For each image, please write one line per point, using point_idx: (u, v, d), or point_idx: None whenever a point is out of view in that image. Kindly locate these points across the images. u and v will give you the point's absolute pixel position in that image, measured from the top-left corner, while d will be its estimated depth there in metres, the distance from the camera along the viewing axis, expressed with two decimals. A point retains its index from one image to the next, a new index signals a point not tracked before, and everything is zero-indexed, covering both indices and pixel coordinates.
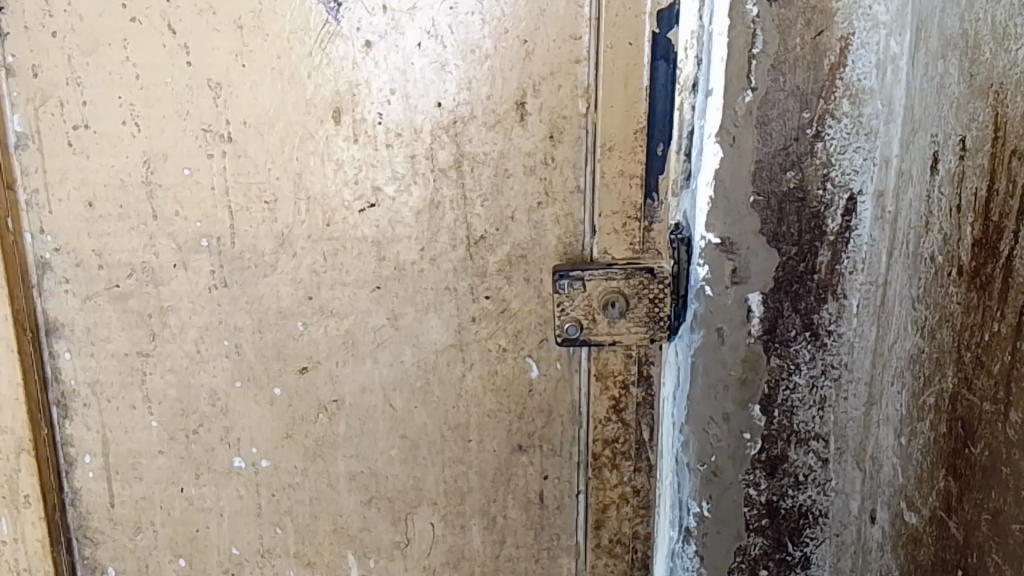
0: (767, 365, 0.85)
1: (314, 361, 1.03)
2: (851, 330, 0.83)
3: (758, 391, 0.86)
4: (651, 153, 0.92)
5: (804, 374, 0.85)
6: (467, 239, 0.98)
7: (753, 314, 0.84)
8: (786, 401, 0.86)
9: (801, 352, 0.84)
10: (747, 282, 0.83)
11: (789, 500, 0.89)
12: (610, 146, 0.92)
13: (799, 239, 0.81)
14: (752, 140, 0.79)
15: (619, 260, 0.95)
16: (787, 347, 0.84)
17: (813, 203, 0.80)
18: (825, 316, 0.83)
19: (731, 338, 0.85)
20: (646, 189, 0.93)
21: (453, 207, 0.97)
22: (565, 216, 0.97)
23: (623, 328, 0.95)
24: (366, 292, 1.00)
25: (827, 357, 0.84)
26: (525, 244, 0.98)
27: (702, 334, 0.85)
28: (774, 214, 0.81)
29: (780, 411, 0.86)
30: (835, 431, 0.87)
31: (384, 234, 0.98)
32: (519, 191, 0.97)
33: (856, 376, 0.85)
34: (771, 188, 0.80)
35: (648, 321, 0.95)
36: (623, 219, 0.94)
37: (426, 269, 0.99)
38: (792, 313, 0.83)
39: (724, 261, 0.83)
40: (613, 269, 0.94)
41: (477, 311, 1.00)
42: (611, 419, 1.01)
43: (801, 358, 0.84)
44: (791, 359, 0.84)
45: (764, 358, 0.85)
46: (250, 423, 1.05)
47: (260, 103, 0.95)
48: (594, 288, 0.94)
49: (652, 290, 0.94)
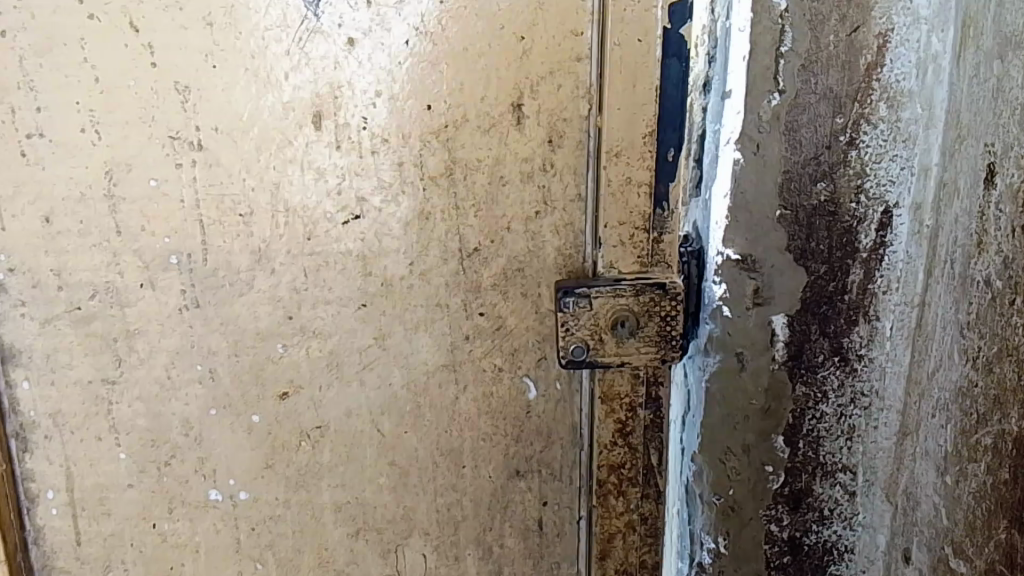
0: (792, 394, 0.80)
1: (295, 385, 0.95)
2: (882, 354, 0.79)
3: (782, 420, 0.81)
4: (660, 159, 0.83)
5: (831, 402, 0.80)
6: (460, 252, 0.90)
7: (777, 338, 0.79)
8: (812, 431, 0.81)
9: (829, 379, 0.80)
10: (770, 302, 0.78)
11: (813, 536, 0.84)
12: (616, 150, 0.82)
13: (829, 256, 0.77)
14: (779, 147, 0.74)
15: (627, 275, 0.85)
16: (814, 374, 0.80)
17: (846, 217, 0.76)
18: (856, 340, 0.79)
19: (753, 364, 0.80)
20: (656, 198, 0.84)
21: (444, 218, 0.89)
22: (565, 226, 0.89)
23: (631, 348, 0.85)
24: (351, 311, 0.93)
25: (857, 384, 0.80)
26: (522, 256, 0.90)
27: (722, 357, 0.80)
28: (802, 230, 0.76)
29: (805, 441, 0.81)
30: (864, 463, 0.82)
31: (370, 248, 0.91)
32: (516, 200, 0.89)
33: (888, 403, 0.80)
34: (799, 202, 0.75)
35: (659, 340, 0.85)
36: (630, 229, 0.84)
37: (415, 285, 0.92)
38: (820, 337, 0.79)
39: (744, 281, 0.78)
40: (621, 285, 0.83)
41: (470, 329, 0.92)
42: (617, 443, 0.90)
43: (829, 385, 0.80)
44: (818, 386, 0.80)
45: (788, 387, 0.80)
46: (226, 452, 0.97)
47: (233, 107, 0.87)
48: (601, 306, 0.84)
49: (663, 306, 0.84)
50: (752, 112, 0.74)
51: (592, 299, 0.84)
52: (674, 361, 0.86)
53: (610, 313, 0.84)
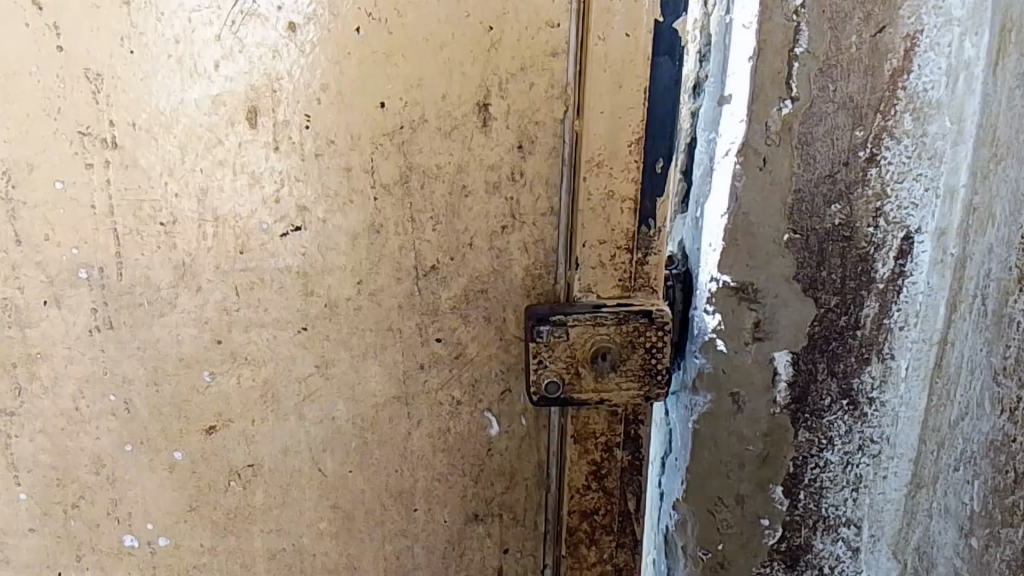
0: (794, 440, 0.72)
1: (224, 418, 0.83)
2: (894, 397, 0.71)
3: (781, 469, 0.73)
4: (647, 171, 0.73)
5: (837, 449, 0.73)
6: (416, 270, 0.79)
7: (779, 378, 0.71)
8: (814, 481, 0.73)
9: (836, 424, 0.72)
10: (771, 337, 0.70)
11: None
12: (598, 160, 0.72)
13: (843, 287, 0.69)
14: (789, 163, 0.66)
15: (607, 301, 0.75)
16: (820, 418, 0.72)
17: (863, 243, 0.68)
18: (867, 381, 0.71)
19: (750, 406, 0.72)
20: (640, 215, 0.74)
21: (398, 231, 0.78)
22: (535, 243, 0.79)
23: (611, 384, 0.75)
24: (289, 335, 0.81)
25: (866, 430, 0.72)
26: (485, 276, 0.80)
27: (714, 396, 0.72)
28: (812, 257, 0.68)
29: (807, 491, 0.74)
30: (870, 515, 0.75)
31: (312, 264, 0.79)
32: (479, 213, 0.78)
33: (901, 450, 0.73)
34: (808, 226, 0.67)
35: (642, 376, 0.75)
36: (611, 249, 0.75)
37: (364, 307, 0.80)
38: (827, 377, 0.71)
39: (744, 313, 0.69)
40: (602, 312, 0.73)
41: (426, 357, 0.82)
42: (590, 487, 0.80)
43: (836, 431, 0.72)
44: (823, 431, 0.72)
45: (791, 432, 0.72)
46: (144, 492, 0.85)
47: (153, 99, 0.74)
48: (578, 336, 0.73)
49: (648, 336, 0.74)
50: (758, 121, 0.66)
51: (569, 327, 0.74)
52: (659, 399, 0.76)
53: (589, 344, 0.74)
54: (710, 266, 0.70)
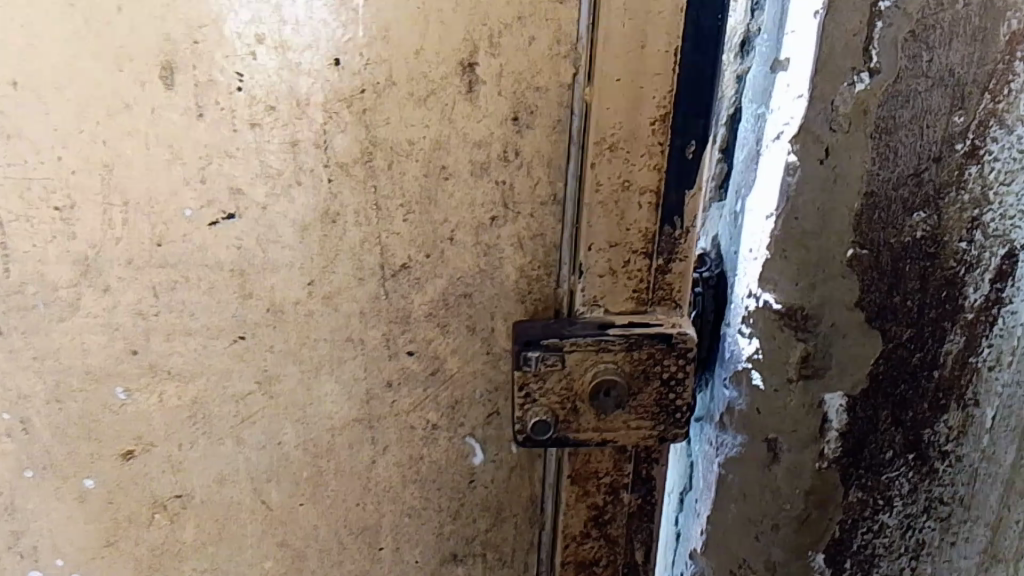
0: (844, 499, 0.62)
1: (145, 442, 0.68)
2: (973, 451, 0.62)
3: (825, 533, 0.63)
4: (673, 155, 0.56)
5: (896, 509, 0.63)
6: (381, 270, 0.63)
7: (830, 425, 0.60)
8: (866, 545, 0.64)
9: (896, 483, 0.62)
10: (823, 373, 0.58)
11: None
12: (611, 142, 0.55)
13: (919, 317, 0.58)
14: (863, 156, 0.53)
15: (619, 320, 0.59)
16: (878, 476, 0.62)
17: (949, 264, 0.56)
18: (941, 433, 0.61)
19: (790, 455, 0.61)
20: (665, 212, 0.57)
21: (359, 221, 0.61)
22: (530, 238, 0.61)
23: (616, 422, 0.60)
24: (222, 346, 0.65)
25: (933, 489, 0.63)
26: (469, 279, 0.63)
27: (747, 441, 0.61)
28: (883, 281, 0.56)
29: (855, 556, 0.65)
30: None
31: (249, 261, 0.63)
32: (462, 201, 0.61)
33: (974, 508, 0.64)
34: (876, 240, 0.56)
35: (656, 412, 0.60)
36: (623, 253, 0.58)
37: (316, 313, 0.64)
38: (892, 428, 0.60)
39: (789, 342, 0.58)
40: (607, 335, 0.58)
41: (395, 373, 0.66)
42: (589, 535, 0.67)
43: (897, 490, 0.62)
44: (881, 491, 0.62)
45: (841, 489, 0.62)
46: (51, 525, 0.71)
47: (38, 51, 0.57)
48: (576, 364, 0.58)
49: (664, 365, 0.59)
50: (824, 98, 0.52)
51: (564, 353, 0.58)
52: (676, 439, 0.61)
53: (589, 374, 0.58)
54: (751, 279, 0.58)
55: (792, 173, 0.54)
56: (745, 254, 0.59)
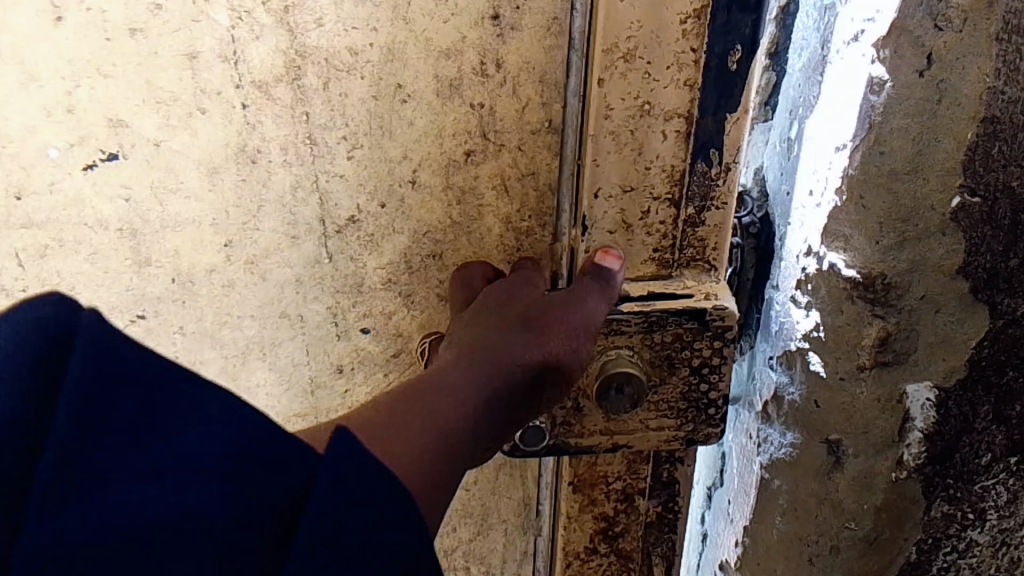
0: (926, 516, 0.49)
1: None
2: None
3: (898, 556, 0.50)
4: (709, 65, 0.40)
5: (988, 525, 0.50)
6: (322, 225, 0.47)
7: (913, 422, 0.46)
8: (949, 570, 0.52)
9: (992, 493, 0.49)
10: (907, 356, 0.45)
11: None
12: (628, 48, 0.40)
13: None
14: (979, 64, 0.38)
15: (633, 294, 0.45)
16: (970, 484, 0.49)
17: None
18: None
19: (853, 459, 0.47)
20: (698, 144, 0.42)
21: (288, 161, 0.45)
22: (518, 178, 0.46)
23: (632, 422, 0.47)
24: (115, 329, 0.50)
25: None
26: (440, 234, 0.48)
27: (799, 440, 0.48)
28: (998, 239, 0.42)
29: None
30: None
31: (143, 217, 0.47)
32: (426, 131, 0.45)
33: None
34: (993, 183, 0.41)
35: (683, 408, 0.47)
36: (640, 201, 0.43)
37: (238, 283, 0.49)
38: (991, 427, 0.47)
39: (860, 317, 0.44)
40: (620, 313, 0.45)
41: (347, 356, 0.51)
42: (597, 551, 0.53)
43: (991, 501, 0.49)
44: (970, 503, 0.49)
45: (923, 503, 0.49)
46: None
47: None
48: None
49: (695, 350, 0.46)
50: None
51: None
52: (708, 440, 0.49)
53: (597, 366, 0.45)
54: (809, 232, 0.45)
55: (877, 92, 0.39)
56: (802, 199, 0.45)
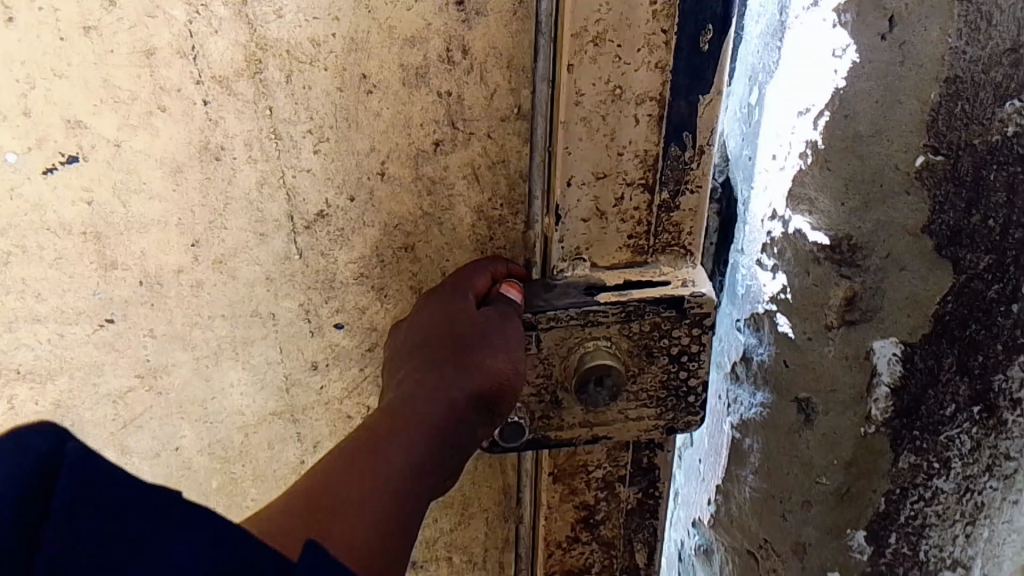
0: (892, 467, 0.54)
1: None
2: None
3: (867, 509, 0.55)
4: (681, 47, 0.39)
5: (952, 474, 0.54)
6: (290, 221, 0.46)
7: (879, 374, 0.51)
8: (916, 516, 0.55)
9: (955, 442, 0.53)
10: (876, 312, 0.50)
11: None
12: (598, 33, 0.38)
13: (996, 242, 0.47)
14: (939, 31, 0.43)
15: (610, 285, 0.44)
16: (934, 436, 0.53)
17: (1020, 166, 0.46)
18: (1012, 380, 0.51)
19: (824, 413, 0.53)
20: (671, 127, 0.41)
21: (253, 156, 0.45)
22: (488, 167, 0.46)
23: (611, 413, 0.47)
24: (83, 334, 0.49)
25: (999, 445, 0.53)
26: (412, 226, 0.47)
27: (774, 399, 0.54)
28: (959, 195, 0.46)
29: (897, 531, 0.56)
30: (987, 550, 0.58)
31: (106, 219, 0.46)
32: (393, 122, 0.44)
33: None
34: (955, 142, 0.45)
35: (663, 396, 0.47)
36: (614, 188, 0.42)
37: (208, 283, 0.48)
38: (956, 379, 0.51)
39: (823, 274, 0.49)
40: (596, 304, 0.44)
41: (321, 353, 0.50)
42: (578, 539, 0.53)
43: (956, 450, 0.53)
44: (935, 453, 0.53)
45: (888, 455, 0.53)
46: None
47: None
48: (555, 346, 0.45)
49: (673, 338, 0.45)
50: None
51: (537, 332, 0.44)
52: (688, 429, 0.49)
53: (573, 357, 0.45)
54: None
55: (841, 56, 0.45)
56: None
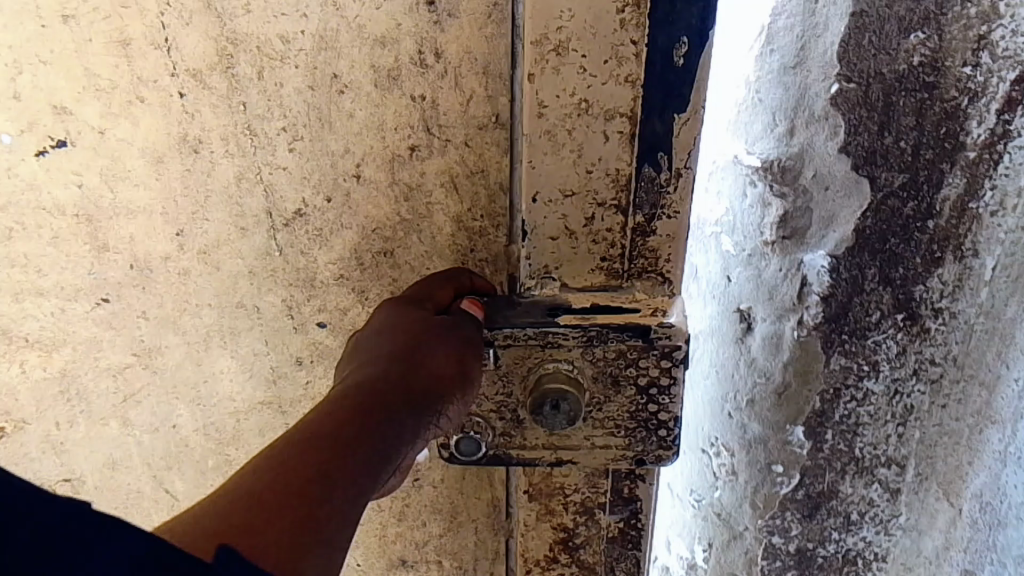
0: (823, 370, 0.45)
1: (16, 420, 0.54)
2: (995, 258, 0.43)
3: (801, 412, 0.47)
4: (651, 60, 0.35)
5: (884, 376, 0.46)
6: (269, 218, 0.45)
7: (809, 284, 0.44)
8: (847, 444, 0.47)
9: (883, 347, 0.45)
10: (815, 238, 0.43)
11: (830, 548, 0.50)
12: (559, 40, 0.35)
13: (912, 160, 0.41)
14: None
15: (574, 309, 0.40)
16: (860, 341, 0.45)
17: (951, 95, 0.40)
18: (934, 289, 0.44)
19: (760, 326, 0.46)
20: (644, 147, 0.37)
21: (229, 150, 0.44)
22: (468, 175, 0.43)
23: (576, 439, 0.42)
24: (81, 311, 0.50)
25: (925, 351, 0.45)
26: (390, 229, 0.45)
27: (715, 315, 0.47)
28: (871, 120, 0.40)
29: (835, 431, 0.47)
30: (921, 457, 0.48)
31: (96, 203, 0.46)
32: (368, 123, 0.42)
33: (1011, 345, 0.45)
34: (866, 69, 0.40)
35: (633, 429, 0.41)
36: (583, 208, 0.39)
37: (193, 272, 0.48)
38: (878, 289, 0.43)
39: (764, 203, 0.43)
40: (556, 325, 0.39)
41: (305, 349, 0.49)
42: (558, 561, 0.50)
43: (884, 356, 0.45)
44: (865, 356, 0.45)
45: (818, 360, 0.45)
46: None
47: None
48: (510, 365, 0.40)
49: (640, 368, 0.40)
50: None
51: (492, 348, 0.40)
52: (662, 462, 0.42)
53: (532, 378, 0.40)
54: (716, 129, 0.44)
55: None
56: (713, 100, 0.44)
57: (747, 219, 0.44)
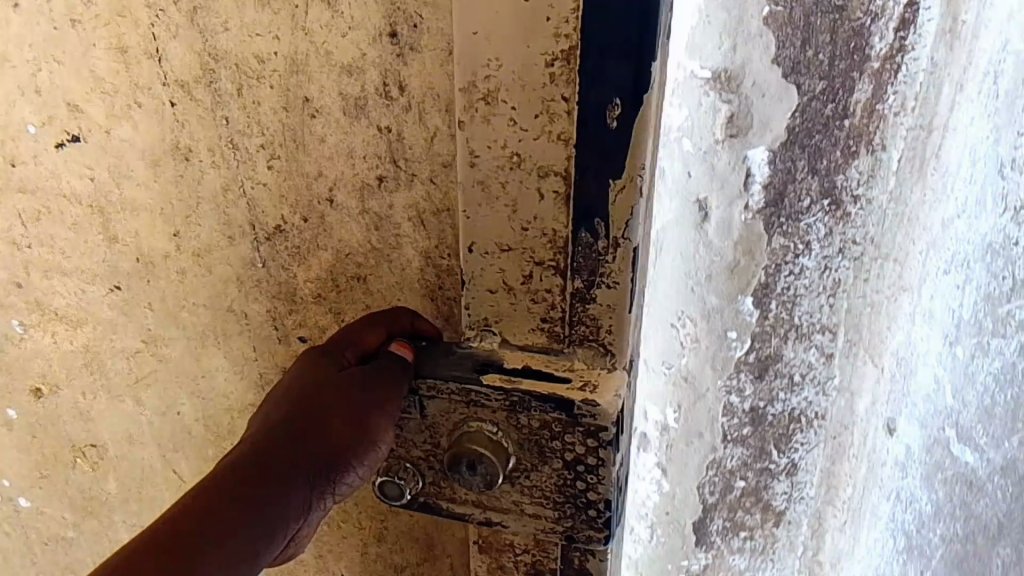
0: (762, 252, 0.47)
1: (51, 383, 0.58)
2: (899, 152, 0.45)
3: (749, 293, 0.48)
4: (584, 121, 0.34)
5: (815, 255, 0.47)
6: (253, 229, 0.46)
7: (752, 180, 0.45)
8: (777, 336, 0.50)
9: (813, 229, 0.46)
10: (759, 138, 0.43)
11: (778, 407, 0.52)
12: (489, 93, 0.34)
13: (828, 70, 0.42)
14: None
15: (509, 369, 0.41)
16: (790, 224, 0.46)
17: (856, 16, 0.41)
18: (851, 178, 0.45)
19: (715, 221, 0.46)
20: (578, 213, 0.36)
21: (217, 161, 0.44)
22: (433, 214, 0.41)
23: (504, 498, 0.43)
24: (99, 294, 0.52)
25: (846, 233, 0.46)
26: (363, 255, 0.44)
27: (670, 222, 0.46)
28: (793, 40, 0.41)
29: (778, 302, 0.49)
30: (853, 332, 0.50)
31: (105, 197, 0.48)
32: (339, 151, 0.41)
33: (936, 163, 0.45)
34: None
35: (559, 499, 0.42)
36: (521, 264, 0.39)
37: (191, 272, 0.49)
38: (807, 177, 0.45)
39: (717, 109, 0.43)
40: (480, 385, 0.41)
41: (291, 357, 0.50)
42: None
43: (815, 237, 0.46)
44: (799, 237, 0.46)
45: (758, 243, 0.46)
46: None
47: None
48: (441, 414, 0.42)
49: (565, 443, 0.40)
50: None
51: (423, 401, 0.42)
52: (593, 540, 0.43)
53: (456, 432, 0.42)
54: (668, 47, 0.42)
55: None
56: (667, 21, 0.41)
57: (699, 131, 0.44)
